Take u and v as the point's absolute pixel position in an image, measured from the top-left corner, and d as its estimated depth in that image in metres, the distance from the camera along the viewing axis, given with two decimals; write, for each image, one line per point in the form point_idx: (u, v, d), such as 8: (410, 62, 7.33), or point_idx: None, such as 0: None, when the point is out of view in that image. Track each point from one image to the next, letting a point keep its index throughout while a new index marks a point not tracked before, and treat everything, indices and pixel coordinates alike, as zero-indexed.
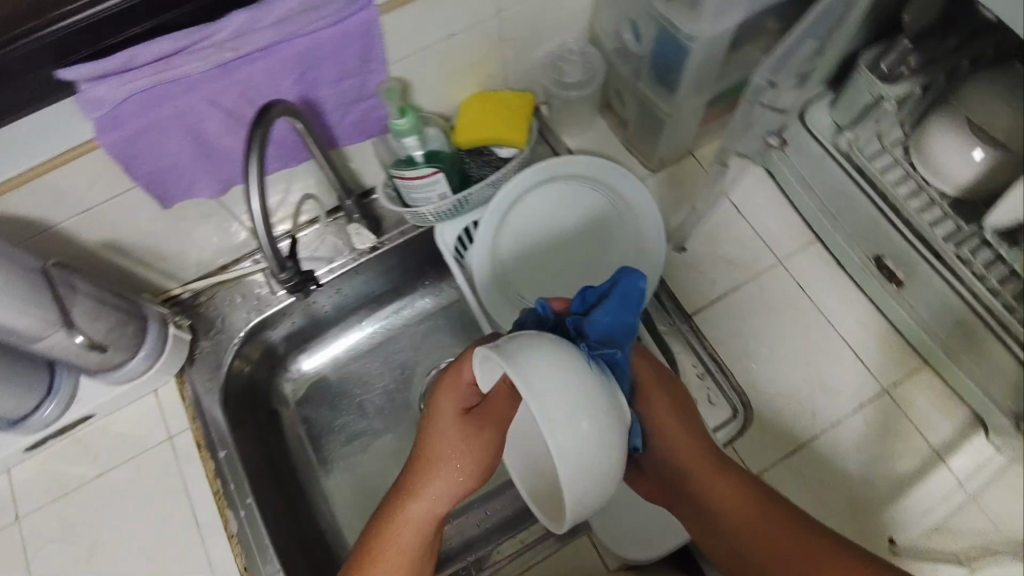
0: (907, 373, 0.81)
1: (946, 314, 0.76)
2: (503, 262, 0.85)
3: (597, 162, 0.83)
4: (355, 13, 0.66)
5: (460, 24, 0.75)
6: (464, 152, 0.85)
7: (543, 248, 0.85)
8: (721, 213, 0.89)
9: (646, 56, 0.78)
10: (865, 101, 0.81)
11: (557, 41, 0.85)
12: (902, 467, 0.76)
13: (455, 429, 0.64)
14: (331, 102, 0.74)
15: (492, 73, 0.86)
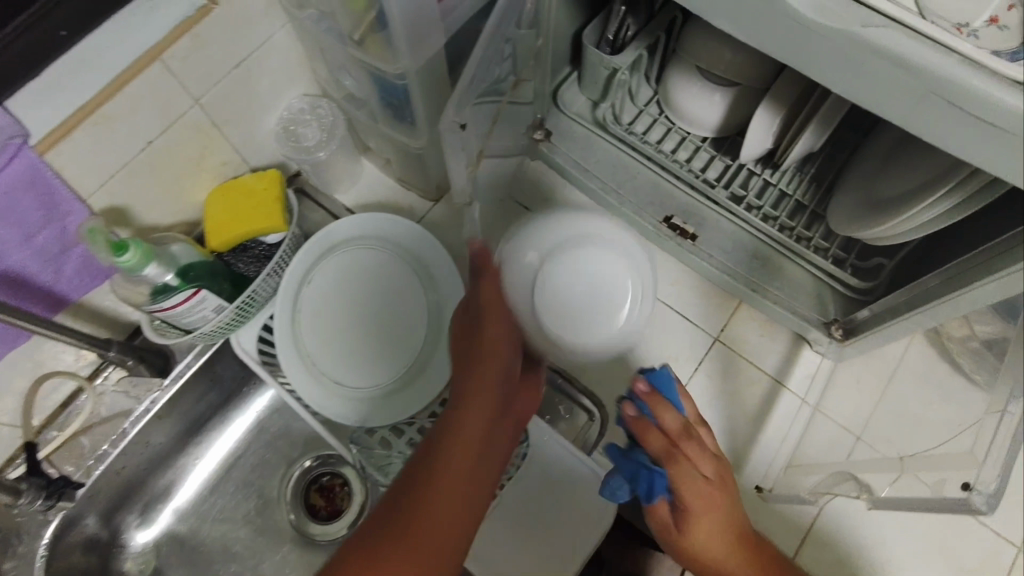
0: (731, 313, 0.82)
1: (742, 250, 0.79)
2: (310, 356, 0.76)
3: (370, 218, 0.78)
4: (7, 166, 0.54)
5: (156, 128, 0.67)
6: (226, 253, 0.77)
7: (343, 325, 0.76)
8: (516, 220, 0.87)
9: (372, 99, 0.72)
10: (604, 76, 0.78)
11: (285, 106, 0.80)
12: (750, 406, 0.79)
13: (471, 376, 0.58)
14: (31, 264, 0.63)
15: (225, 161, 0.78)
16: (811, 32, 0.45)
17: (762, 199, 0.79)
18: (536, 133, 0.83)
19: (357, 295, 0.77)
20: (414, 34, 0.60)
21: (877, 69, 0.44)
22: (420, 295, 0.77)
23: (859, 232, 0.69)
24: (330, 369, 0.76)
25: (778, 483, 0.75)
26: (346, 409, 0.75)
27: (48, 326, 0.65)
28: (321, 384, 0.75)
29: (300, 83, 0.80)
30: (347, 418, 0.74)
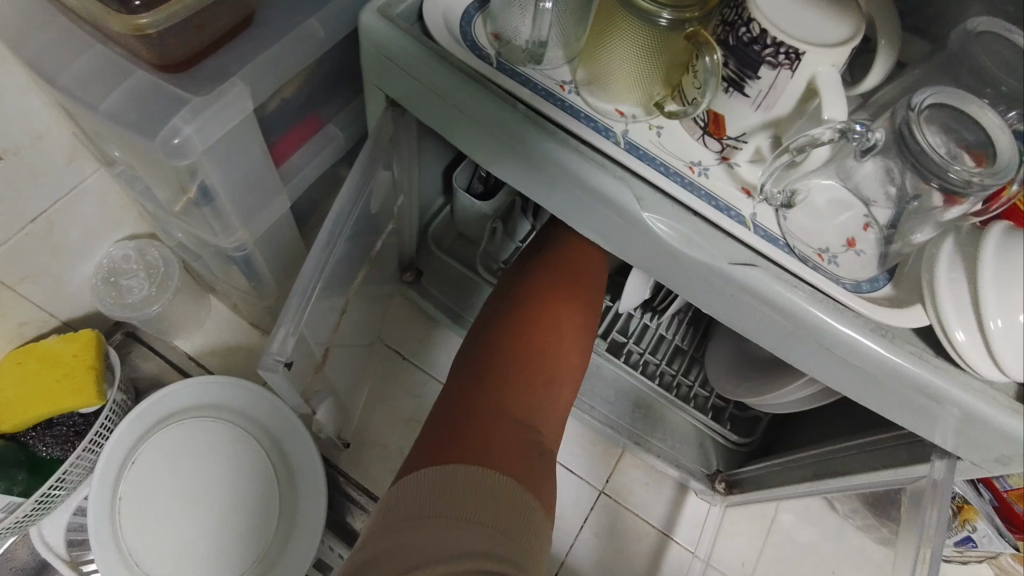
0: (614, 463, 0.78)
1: (623, 398, 0.76)
2: (150, 547, 0.63)
3: (212, 384, 0.68)
4: None
5: None
6: (20, 436, 0.63)
7: (177, 516, 0.65)
8: (387, 364, 0.80)
9: (207, 255, 0.63)
10: (476, 219, 0.72)
11: (105, 252, 0.68)
12: (638, 563, 0.75)
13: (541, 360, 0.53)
14: None
15: (23, 320, 0.65)
16: (680, 258, 0.42)
17: (643, 345, 0.75)
18: (405, 275, 0.79)
19: (200, 475, 0.66)
20: (246, 206, 0.53)
21: (743, 301, 0.42)
22: (277, 469, 0.67)
23: (745, 396, 0.66)
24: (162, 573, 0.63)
25: None
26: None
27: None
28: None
29: (125, 226, 0.69)
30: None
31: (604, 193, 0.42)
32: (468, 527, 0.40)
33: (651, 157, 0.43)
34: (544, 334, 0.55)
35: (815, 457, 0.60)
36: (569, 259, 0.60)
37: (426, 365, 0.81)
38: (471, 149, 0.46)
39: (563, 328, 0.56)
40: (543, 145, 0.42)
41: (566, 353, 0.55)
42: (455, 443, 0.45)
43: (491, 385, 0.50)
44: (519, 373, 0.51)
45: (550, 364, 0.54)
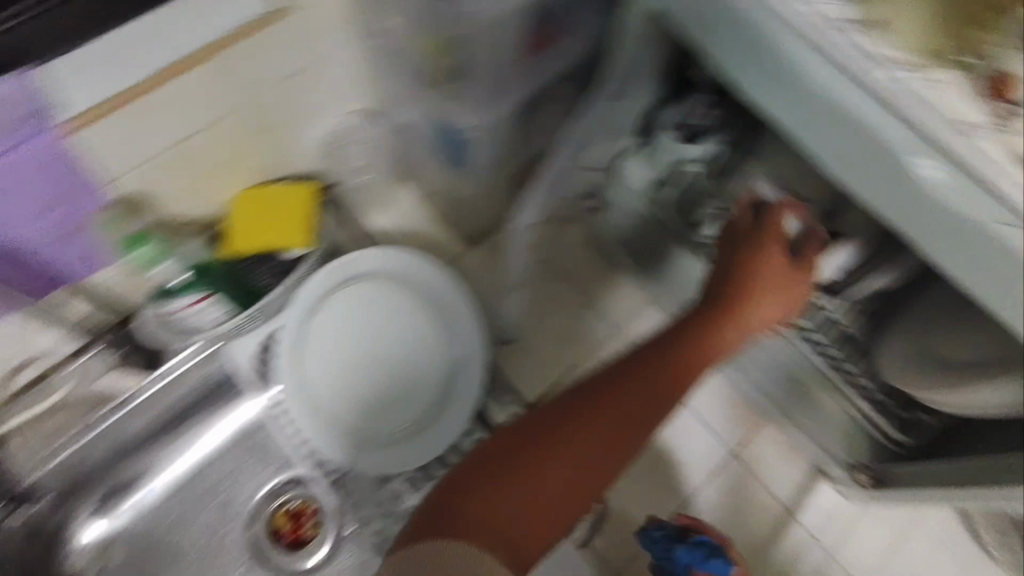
0: (751, 430, 0.79)
1: (779, 372, 0.74)
2: (329, 384, 0.72)
3: (403, 260, 0.74)
4: (26, 138, 0.50)
5: (192, 124, 0.61)
6: (242, 260, 0.71)
7: (350, 366, 0.73)
8: (552, 284, 0.83)
9: (433, 137, 0.69)
10: (673, 159, 0.71)
11: (336, 118, 0.74)
12: (757, 530, 0.75)
13: (670, 400, 0.55)
14: (39, 239, 0.59)
15: (263, 163, 0.72)
16: (924, 206, 0.41)
17: (814, 323, 0.72)
18: (585, 203, 0.78)
19: (378, 336, 0.73)
20: (491, 93, 0.57)
21: (1005, 268, 0.38)
22: (445, 350, 0.72)
23: (923, 396, 0.60)
24: (329, 408, 0.72)
25: None
26: (339, 455, 0.70)
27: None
28: (324, 422, 0.71)
29: (358, 102, 0.75)
30: (325, 456, 0.71)
31: (874, 132, 0.40)
32: (482, 527, 0.48)
33: (917, 94, 0.37)
34: (688, 363, 0.56)
35: (976, 464, 0.57)
36: (757, 237, 0.57)
37: (588, 296, 0.83)
38: (735, 66, 0.47)
39: (700, 377, 0.56)
40: (812, 66, 0.41)
41: None
42: (498, 475, 0.51)
43: (569, 431, 0.53)
44: (634, 408, 0.54)
45: (668, 406, 0.55)
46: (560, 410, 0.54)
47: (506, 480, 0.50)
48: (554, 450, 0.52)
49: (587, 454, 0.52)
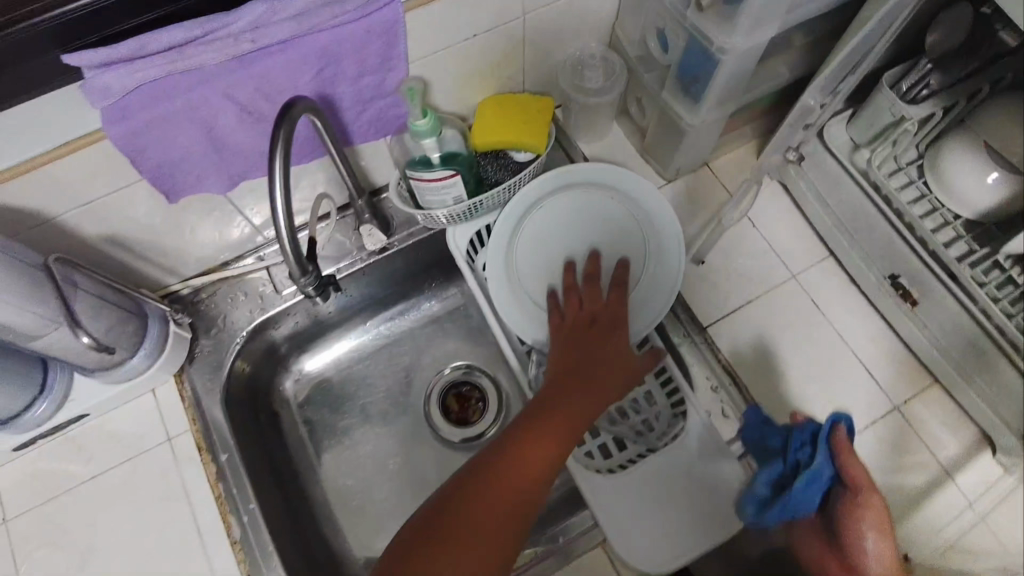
0: (920, 390, 0.81)
1: (958, 335, 0.76)
2: (522, 265, 0.83)
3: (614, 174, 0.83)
4: (378, 11, 0.63)
5: (484, 23, 0.72)
6: (480, 155, 0.82)
7: (545, 255, 0.84)
8: (737, 227, 0.89)
9: (672, 66, 0.77)
10: (886, 120, 0.80)
11: (579, 46, 0.84)
12: (913, 483, 0.77)
13: (571, 392, 0.68)
14: (348, 99, 0.72)
15: (512, 75, 0.83)
16: None
17: (1000, 293, 0.76)
18: (789, 153, 0.87)
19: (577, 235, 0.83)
20: (757, 17, 0.64)
21: None
22: (635, 257, 0.82)
23: None
24: (520, 285, 0.83)
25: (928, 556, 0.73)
26: (516, 323, 0.82)
27: (288, 222, 0.57)
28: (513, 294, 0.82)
29: (601, 30, 0.83)
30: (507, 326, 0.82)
31: None
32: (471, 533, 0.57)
33: None
34: (565, 401, 0.67)
35: None
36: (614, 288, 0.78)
37: (770, 243, 0.89)
38: None
39: (596, 387, 0.69)
40: None
41: (583, 408, 0.67)
42: (483, 494, 0.60)
43: (577, 385, 0.69)
44: (554, 394, 0.68)
45: (584, 387, 0.69)
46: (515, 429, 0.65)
47: (534, 441, 0.63)
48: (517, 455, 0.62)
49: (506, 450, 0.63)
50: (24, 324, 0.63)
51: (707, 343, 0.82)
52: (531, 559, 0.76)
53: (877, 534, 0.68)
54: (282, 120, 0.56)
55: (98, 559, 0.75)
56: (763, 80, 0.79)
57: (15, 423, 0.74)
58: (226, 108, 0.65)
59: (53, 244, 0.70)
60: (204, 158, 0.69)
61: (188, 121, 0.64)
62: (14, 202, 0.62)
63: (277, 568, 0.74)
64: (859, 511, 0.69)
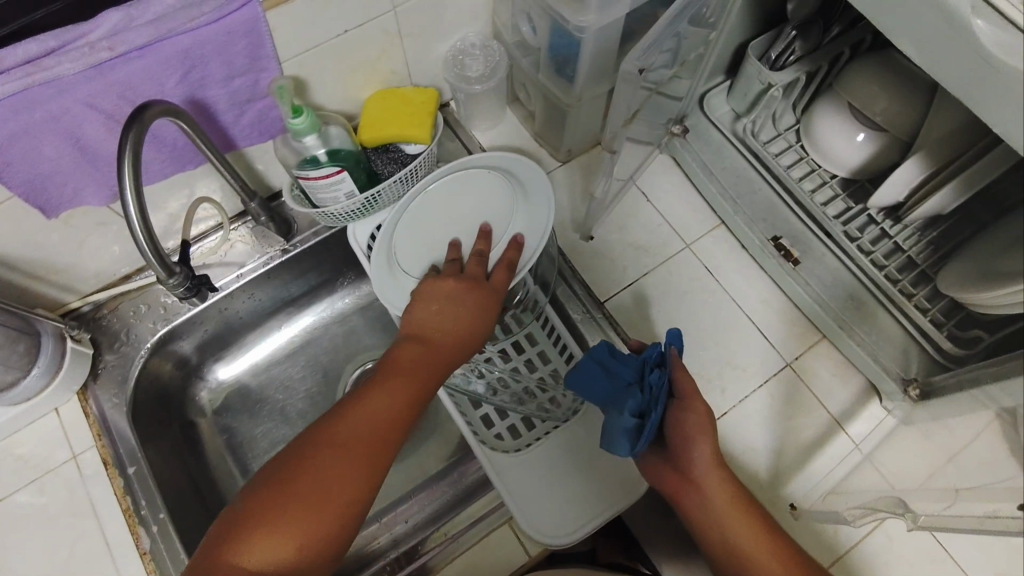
0: (810, 345, 0.84)
1: (838, 289, 0.80)
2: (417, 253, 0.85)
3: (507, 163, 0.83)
4: (237, 10, 0.63)
5: (353, 21, 0.73)
6: (369, 149, 0.85)
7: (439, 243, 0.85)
8: (630, 202, 0.91)
9: (543, 48, 0.79)
10: (757, 89, 0.82)
11: (458, 36, 0.86)
12: (806, 435, 0.80)
13: (416, 359, 0.68)
14: (223, 102, 0.73)
15: (394, 70, 0.85)
16: (998, 84, 0.48)
17: (874, 247, 0.79)
18: (674, 126, 0.90)
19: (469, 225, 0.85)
20: None
21: None
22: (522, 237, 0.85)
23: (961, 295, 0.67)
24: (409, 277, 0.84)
25: (818, 503, 0.76)
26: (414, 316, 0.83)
27: (145, 226, 0.58)
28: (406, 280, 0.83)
29: (479, 21, 0.85)
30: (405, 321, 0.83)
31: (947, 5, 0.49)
32: (305, 505, 0.55)
33: None
34: (408, 368, 0.66)
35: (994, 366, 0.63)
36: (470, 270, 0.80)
37: (663, 215, 0.91)
38: None
39: (439, 356, 0.70)
40: None
41: (427, 375, 0.67)
42: (318, 459, 0.57)
43: (423, 356, 0.68)
44: (399, 361, 0.67)
45: (429, 359, 0.69)
46: (355, 395, 0.63)
47: (373, 404, 0.62)
48: (355, 414, 0.61)
49: (345, 411, 0.61)
50: None
51: (606, 317, 0.83)
52: (443, 541, 0.77)
53: (701, 438, 0.64)
54: (133, 122, 0.56)
55: None
56: None
57: None
58: (91, 118, 0.66)
59: None
60: (77, 170, 0.69)
61: (55, 133, 0.64)
62: None
63: None
64: (686, 418, 0.65)
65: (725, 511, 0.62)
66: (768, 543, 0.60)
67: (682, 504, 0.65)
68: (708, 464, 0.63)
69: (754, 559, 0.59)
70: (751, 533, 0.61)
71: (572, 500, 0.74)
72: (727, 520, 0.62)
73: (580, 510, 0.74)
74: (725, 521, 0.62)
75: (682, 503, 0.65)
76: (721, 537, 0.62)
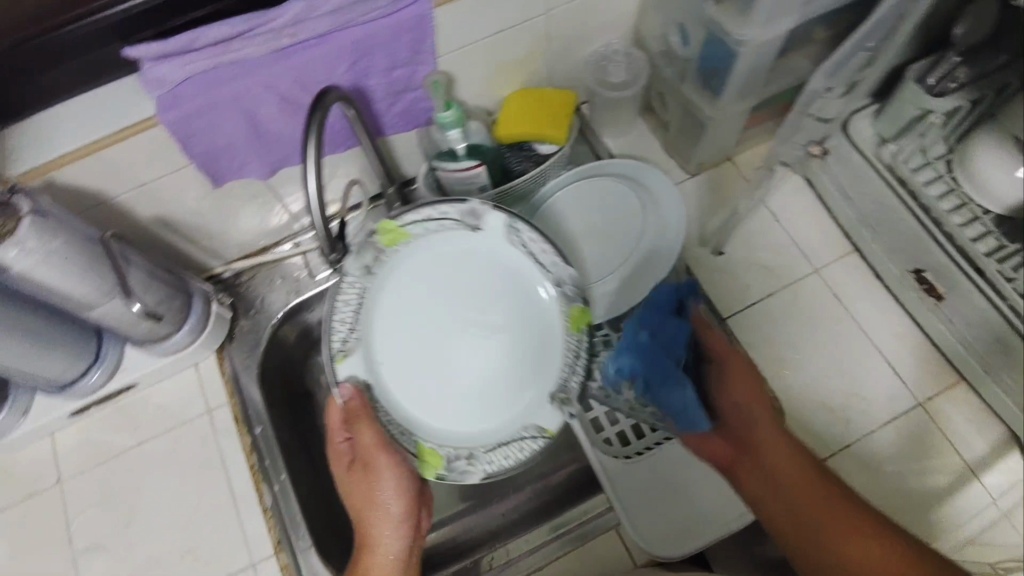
0: (945, 387, 0.80)
1: (984, 330, 0.75)
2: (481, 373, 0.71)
3: (423, 227, 0.68)
4: (408, 6, 0.67)
5: (509, 21, 0.75)
6: (505, 147, 0.86)
7: (465, 451, 0.66)
8: (759, 221, 0.90)
9: (692, 59, 0.79)
10: (910, 115, 0.78)
11: (602, 43, 0.87)
12: (935, 482, 0.76)
13: (372, 517, 0.72)
14: (380, 91, 0.76)
15: (537, 71, 0.87)
16: None
17: None
18: (814, 148, 0.87)
19: (376, 347, 0.68)
20: (774, 7, 0.65)
21: None
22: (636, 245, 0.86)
23: None
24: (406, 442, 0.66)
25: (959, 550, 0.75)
26: (558, 414, 0.68)
27: (316, 201, 0.61)
28: (417, 451, 0.67)
29: (626, 27, 0.85)
30: None
31: None
32: None
33: None
34: (370, 528, 0.72)
35: None
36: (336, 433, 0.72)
37: (793, 237, 0.89)
38: None
39: (384, 500, 0.71)
40: None
41: (384, 523, 0.72)
42: None
43: (371, 515, 0.72)
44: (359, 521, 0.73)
45: (378, 514, 0.72)
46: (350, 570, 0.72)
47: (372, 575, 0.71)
48: None
49: None
50: (81, 295, 0.68)
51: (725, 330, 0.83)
52: (538, 542, 0.78)
53: (745, 392, 0.73)
54: (314, 107, 0.60)
55: (139, 520, 0.80)
56: (784, 73, 0.80)
57: (71, 388, 0.80)
58: (268, 98, 0.70)
59: (111, 222, 0.76)
60: (247, 145, 0.74)
61: (235, 111, 0.69)
62: (74, 183, 0.68)
63: (306, 535, 0.79)
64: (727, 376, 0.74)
65: (793, 476, 0.66)
66: (835, 495, 0.65)
67: (738, 467, 0.71)
68: (760, 416, 0.71)
69: (836, 512, 0.64)
70: (802, 486, 0.66)
71: (679, 506, 0.75)
72: (777, 475, 0.67)
73: (685, 521, 0.75)
74: (796, 481, 0.66)
75: (754, 472, 0.69)
76: (799, 501, 0.65)
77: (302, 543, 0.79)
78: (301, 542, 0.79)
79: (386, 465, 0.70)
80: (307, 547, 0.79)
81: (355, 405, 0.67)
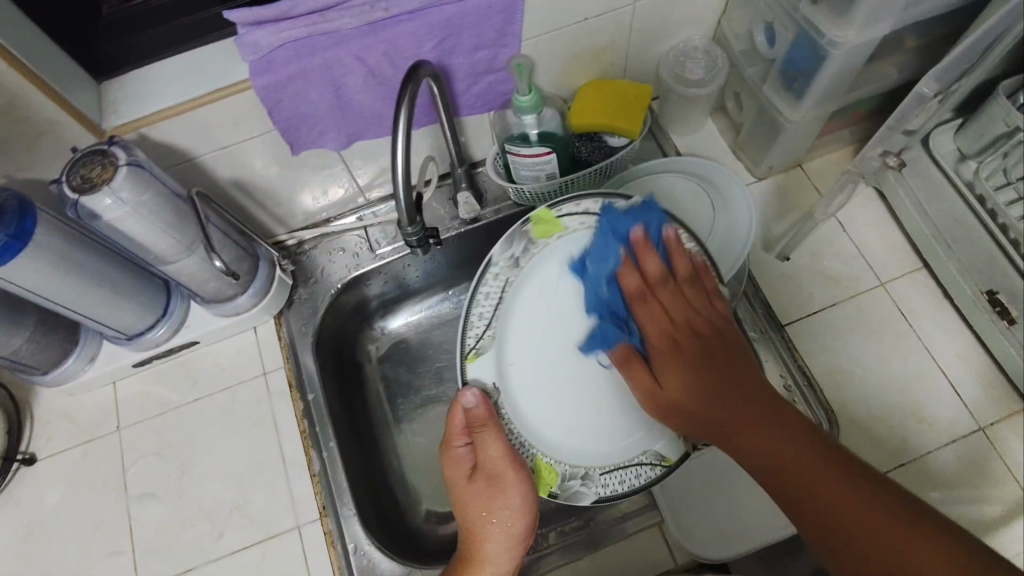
0: (1009, 414, 0.78)
1: None
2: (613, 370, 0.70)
3: (578, 220, 0.70)
4: None
5: (596, 10, 0.75)
6: (575, 135, 0.86)
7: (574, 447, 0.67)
8: (826, 230, 0.88)
9: (777, 60, 0.78)
10: (997, 132, 0.76)
11: (682, 38, 0.86)
12: (989, 509, 0.75)
13: (489, 533, 0.65)
14: (461, 71, 0.76)
15: (613, 62, 0.86)
16: None
17: None
18: (890, 160, 0.83)
19: (507, 348, 0.69)
20: (873, 12, 0.64)
21: None
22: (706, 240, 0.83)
23: None
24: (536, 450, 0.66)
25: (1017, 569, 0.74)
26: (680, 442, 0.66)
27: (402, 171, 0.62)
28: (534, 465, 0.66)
29: (708, 24, 0.84)
30: None
31: None
32: None
33: None
34: (483, 545, 0.66)
35: None
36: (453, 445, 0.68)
37: (859, 249, 0.87)
38: None
39: (506, 517, 0.65)
40: None
41: (502, 543, 0.65)
42: None
43: (489, 531, 0.66)
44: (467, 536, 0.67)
45: (498, 532, 0.65)
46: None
47: None
48: None
49: None
50: (161, 248, 0.70)
51: (784, 339, 0.81)
52: (568, 537, 0.78)
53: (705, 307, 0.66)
54: (408, 80, 0.60)
55: (193, 471, 0.82)
56: (870, 81, 0.78)
57: (137, 339, 0.82)
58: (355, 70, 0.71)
59: (190, 181, 0.78)
60: (328, 115, 0.75)
61: (322, 81, 0.70)
62: (164, 140, 0.69)
63: (349, 501, 0.79)
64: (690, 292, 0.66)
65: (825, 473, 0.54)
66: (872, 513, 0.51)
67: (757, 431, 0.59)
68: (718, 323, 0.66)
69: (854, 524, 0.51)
70: (814, 475, 0.54)
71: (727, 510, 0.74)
72: (813, 475, 0.54)
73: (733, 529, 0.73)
74: (822, 479, 0.53)
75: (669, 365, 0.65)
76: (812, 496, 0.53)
77: (346, 509, 0.78)
78: (344, 508, 0.79)
79: (513, 479, 0.65)
80: (350, 515, 0.78)
81: (481, 412, 0.66)
